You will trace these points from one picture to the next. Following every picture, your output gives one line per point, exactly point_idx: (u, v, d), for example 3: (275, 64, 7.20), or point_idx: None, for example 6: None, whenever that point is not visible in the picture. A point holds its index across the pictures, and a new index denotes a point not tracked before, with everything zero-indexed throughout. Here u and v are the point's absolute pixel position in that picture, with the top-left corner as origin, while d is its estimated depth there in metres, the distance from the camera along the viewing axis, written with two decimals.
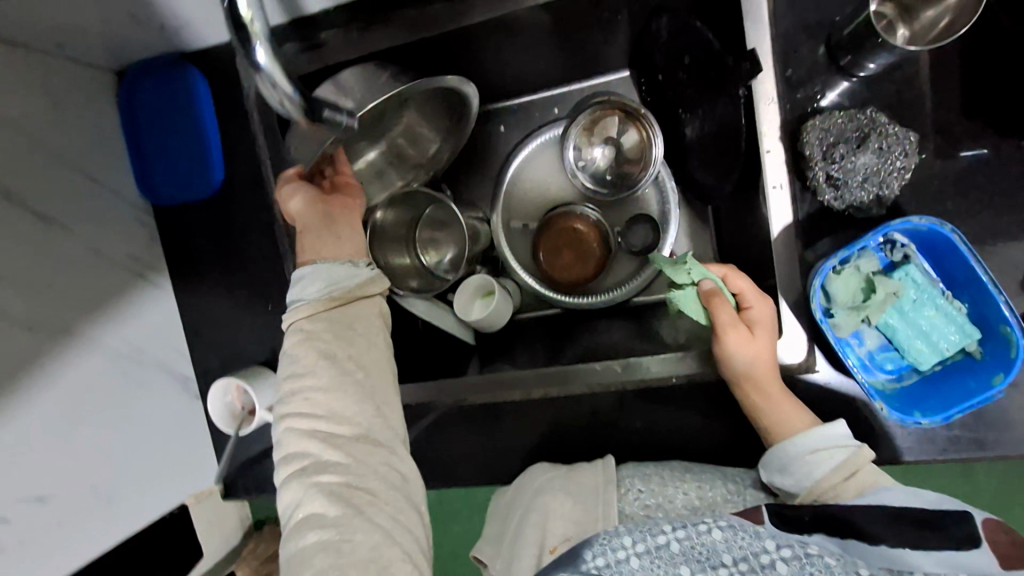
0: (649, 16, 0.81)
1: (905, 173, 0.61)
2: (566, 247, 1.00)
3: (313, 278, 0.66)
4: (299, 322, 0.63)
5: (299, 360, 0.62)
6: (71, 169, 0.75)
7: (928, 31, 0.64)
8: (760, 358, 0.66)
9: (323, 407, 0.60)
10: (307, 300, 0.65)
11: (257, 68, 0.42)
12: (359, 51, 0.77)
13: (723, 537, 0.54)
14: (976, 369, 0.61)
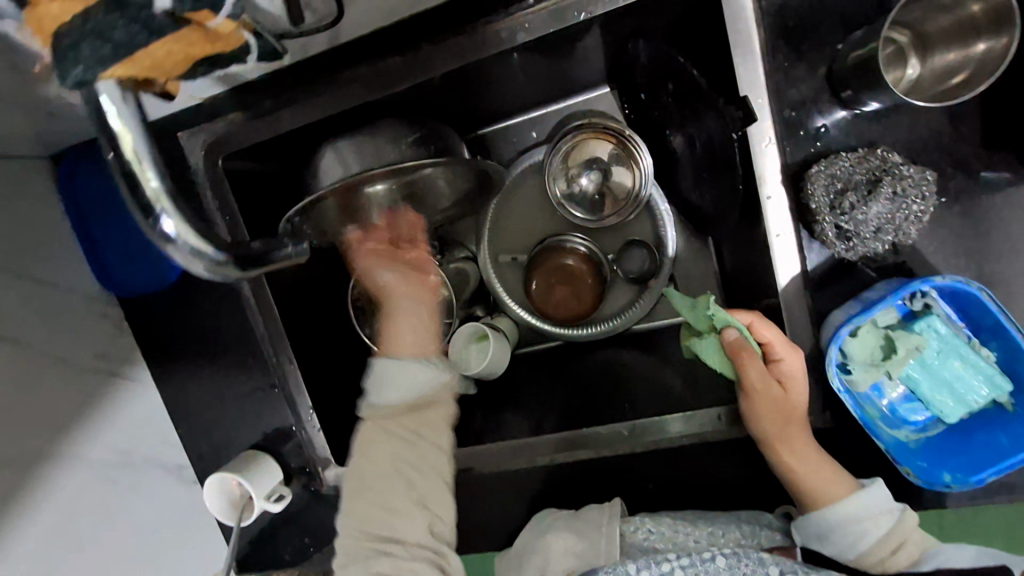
0: (625, 39, 0.69)
1: (922, 217, 0.56)
2: (558, 281, 0.92)
3: (389, 381, 0.68)
4: (370, 425, 0.67)
5: (371, 452, 0.66)
6: (18, 280, 0.69)
7: (940, 83, 0.57)
8: (790, 414, 0.61)
9: (386, 511, 0.63)
10: (382, 402, 0.68)
11: (168, 239, 0.35)
12: (310, 116, 0.70)
13: (726, 564, 0.58)
14: (1007, 423, 0.57)
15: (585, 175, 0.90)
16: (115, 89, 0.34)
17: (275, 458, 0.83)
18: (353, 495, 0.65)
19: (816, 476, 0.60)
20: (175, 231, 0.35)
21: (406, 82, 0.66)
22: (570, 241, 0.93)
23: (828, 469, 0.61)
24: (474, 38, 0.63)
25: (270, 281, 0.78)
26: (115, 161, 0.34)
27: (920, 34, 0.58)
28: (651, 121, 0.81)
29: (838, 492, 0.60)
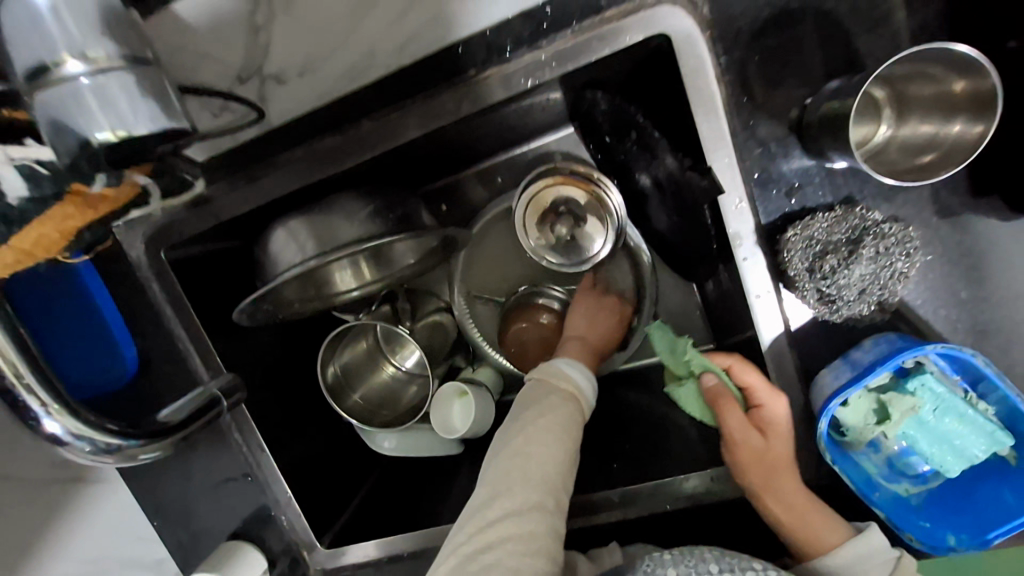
0: (581, 88, 0.64)
1: (908, 274, 0.52)
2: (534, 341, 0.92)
3: (572, 366, 0.71)
4: (546, 382, 0.69)
5: (536, 420, 0.63)
6: None
7: (907, 157, 0.52)
8: (778, 462, 0.57)
9: (528, 459, 0.60)
10: (568, 375, 0.69)
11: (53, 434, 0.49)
12: (250, 199, 0.65)
13: None
14: (1011, 479, 0.54)
15: (564, 227, 0.85)
16: None
17: (256, 544, 0.78)
18: (508, 465, 0.61)
19: (807, 527, 0.55)
20: (60, 428, 0.50)
21: (344, 162, 0.61)
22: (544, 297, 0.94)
23: (823, 519, 0.55)
24: (413, 113, 0.58)
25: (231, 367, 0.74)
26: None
27: (898, 93, 0.52)
28: (618, 166, 0.77)
29: (835, 542, 0.54)
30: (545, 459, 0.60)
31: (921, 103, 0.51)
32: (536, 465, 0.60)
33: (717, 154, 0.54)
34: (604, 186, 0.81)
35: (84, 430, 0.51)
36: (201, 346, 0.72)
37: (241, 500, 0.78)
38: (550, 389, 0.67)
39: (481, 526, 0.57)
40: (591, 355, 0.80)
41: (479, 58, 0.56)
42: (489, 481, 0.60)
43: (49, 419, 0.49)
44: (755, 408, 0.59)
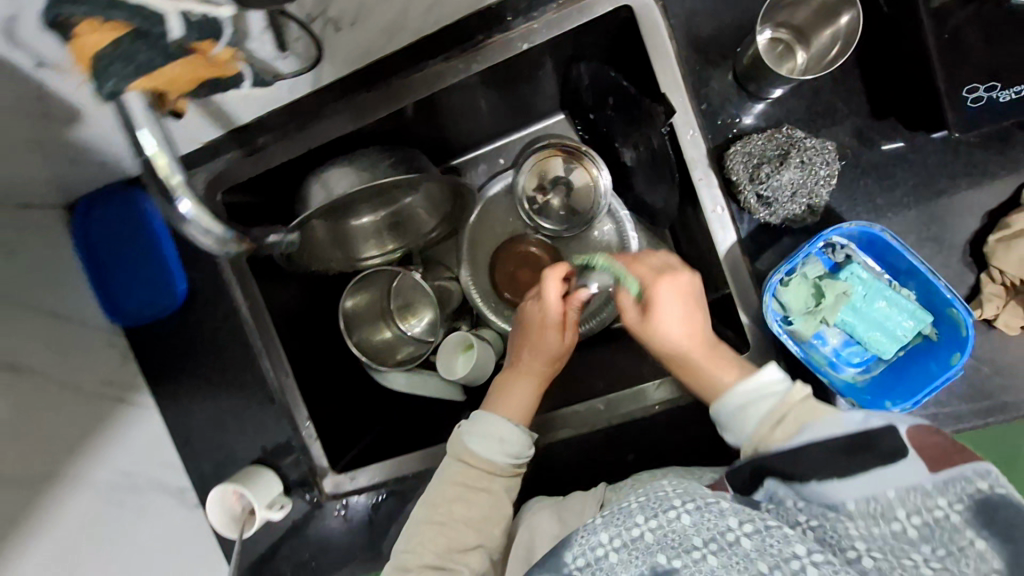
0: (567, 65, 0.80)
1: (830, 180, 0.65)
2: (520, 272, 1.00)
3: (475, 431, 0.73)
4: (456, 460, 0.73)
5: (438, 508, 0.72)
6: (36, 313, 0.76)
7: (824, 55, 0.67)
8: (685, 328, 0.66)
9: (434, 533, 0.71)
10: (477, 448, 0.72)
11: (182, 217, 0.43)
12: (300, 147, 0.79)
13: (690, 521, 0.52)
14: (935, 351, 0.63)
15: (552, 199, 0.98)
16: (137, 98, 0.42)
17: (274, 471, 0.86)
18: (416, 536, 0.71)
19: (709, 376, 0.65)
20: (190, 211, 0.43)
21: (376, 113, 0.77)
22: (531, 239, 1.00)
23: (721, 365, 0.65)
24: (432, 72, 0.74)
25: (267, 301, 0.87)
26: (141, 155, 0.43)
27: (799, 33, 0.68)
28: (601, 138, 0.91)
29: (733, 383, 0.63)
30: (453, 533, 0.71)
31: (817, 27, 0.67)
32: (447, 541, 0.70)
33: (672, 90, 0.67)
34: (594, 160, 0.93)
35: (210, 221, 0.44)
36: (240, 280, 0.86)
37: (271, 427, 0.88)
38: (454, 463, 0.73)
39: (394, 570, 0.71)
40: (530, 396, 0.77)
41: (485, 25, 0.72)
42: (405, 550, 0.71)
43: (182, 200, 0.43)
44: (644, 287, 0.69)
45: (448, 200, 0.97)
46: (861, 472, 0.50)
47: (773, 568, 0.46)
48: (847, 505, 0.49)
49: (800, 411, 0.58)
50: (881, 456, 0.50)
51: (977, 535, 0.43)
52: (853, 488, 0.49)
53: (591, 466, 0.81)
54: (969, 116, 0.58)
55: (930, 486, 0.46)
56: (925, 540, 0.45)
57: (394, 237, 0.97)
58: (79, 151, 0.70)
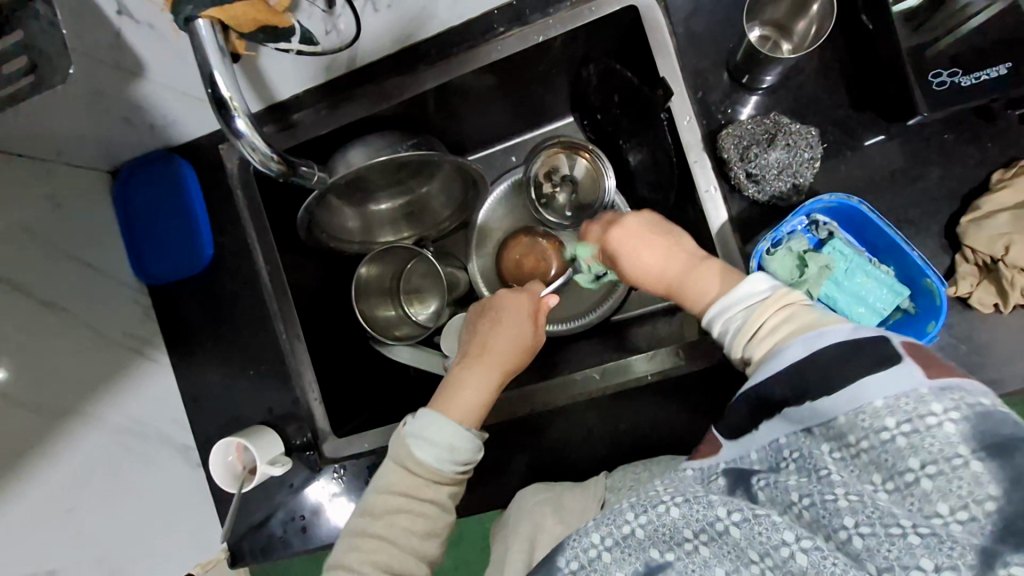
0: (579, 66, 0.89)
1: (814, 162, 0.71)
2: (526, 259, 1.05)
3: (424, 438, 0.68)
4: (394, 471, 0.68)
5: (381, 521, 0.67)
6: (72, 260, 0.81)
7: (806, 37, 0.76)
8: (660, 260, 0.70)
9: (374, 546, 0.66)
10: (421, 458, 0.67)
11: (239, 135, 0.53)
12: (332, 124, 0.86)
13: (680, 513, 0.52)
14: (913, 322, 0.67)
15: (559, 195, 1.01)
16: (210, 28, 0.52)
17: (278, 432, 0.89)
18: (361, 542, 0.67)
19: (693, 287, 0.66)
20: (245, 130, 0.53)
21: (402, 93, 0.85)
22: (541, 230, 1.06)
23: (699, 277, 0.66)
24: (456, 58, 0.83)
25: (285, 269, 0.91)
26: (210, 93, 0.52)
27: (780, 29, 0.77)
28: (606, 136, 0.98)
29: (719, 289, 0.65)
30: (396, 551, 0.66)
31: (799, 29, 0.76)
32: (393, 558, 0.66)
33: (671, 78, 0.75)
34: (598, 155, 0.98)
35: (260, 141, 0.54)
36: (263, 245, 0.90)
37: (279, 389, 0.92)
38: (388, 481, 0.68)
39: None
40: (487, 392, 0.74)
41: (507, 20, 0.81)
42: (349, 550, 0.67)
43: (237, 119, 0.52)
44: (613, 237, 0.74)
45: (462, 186, 1.02)
46: (855, 378, 0.49)
47: (763, 556, 0.47)
48: (838, 419, 0.49)
49: (780, 317, 0.57)
50: (871, 362, 0.49)
51: (971, 455, 0.42)
52: (841, 403, 0.49)
53: (588, 442, 0.85)
54: (936, 96, 0.67)
55: (926, 392, 0.45)
56: (917, 451, 0.44)
57: (411, 225, 1.04)
58: (134, 111, 0.78)
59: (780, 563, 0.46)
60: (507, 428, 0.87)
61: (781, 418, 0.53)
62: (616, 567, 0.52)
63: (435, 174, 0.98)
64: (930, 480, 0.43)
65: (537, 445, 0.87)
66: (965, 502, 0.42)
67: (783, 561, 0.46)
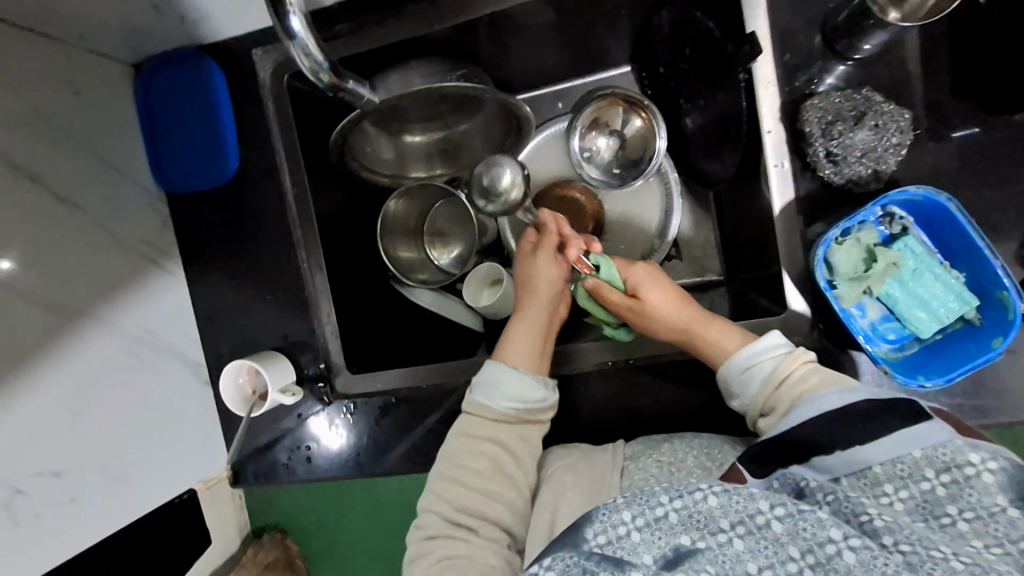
0: (651, 10, 0.82)
1: (901, 148, 0.66)
2: (561, 215, 0.99)
3: (484, 387, 0.75)
4: (472, 421, 0.74)
5: (455, 463, 0.73)
6: (89, 155, 0.77)
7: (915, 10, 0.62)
8: (674, 315, 0.73)
9: (446, 500, 0.71)
10: (493, 409, 0.73)
11: (292, 35, 0.47)
12: (373, 41, 0.79)
13: (719, 503, 0.49)
14: (976, 335, 0.63)
15: (468, 195, 0.93)
16: None
17: (291, 360, 0.87)
18: (438, 487, 0.72)
19: (706, 344, 0.71)
20: (298, 30, 0.47)
21: (454, 19, 0.78)
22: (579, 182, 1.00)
23: (718, 329, 0.71)
24: None
25: (311, 192, 0.86)
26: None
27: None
28: (665, 92, 0.89)
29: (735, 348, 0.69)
30: (470, 497, 0.70)
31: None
32: (475, 502, 0.70)
33: (757, 32, 0.68)
34: (654, 114, 0.91)
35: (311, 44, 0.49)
36: (291, 165, 0.85)
37: (294, 317, 0.89)
38: (466, 435, 0.74)
39: (423, 535, 0.70)
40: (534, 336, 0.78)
41: None
42: (429, 495, 0.72)
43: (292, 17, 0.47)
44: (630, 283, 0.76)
45: (502, 126, 0.95)
46: (888, 432, 0.51)
47: (805, 553, 0.44)
48: (873, 467, 0.50)
49: (799, 381, 0.63)
50: (904, 416, 0.52)
51: (1009, 503, 0.43)
52: (879, 451, 0.50)
53: (605, 410, 0.84)
54: None
55: (961, 441, 0.47)
56: (954, 500, 0.45)
57: (444, 163, 0.97)
58: None
59: (823, 560, 0.43)
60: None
61: (808, 465, 0.53)
62: (645, 549, 0.49)
63: (478, 109, 0.91)
64: (967, 523, 0.43)
65: (553, 407, 0.85)
66: (1001, 540, 0.41)
67: (828, 559, 0.43)
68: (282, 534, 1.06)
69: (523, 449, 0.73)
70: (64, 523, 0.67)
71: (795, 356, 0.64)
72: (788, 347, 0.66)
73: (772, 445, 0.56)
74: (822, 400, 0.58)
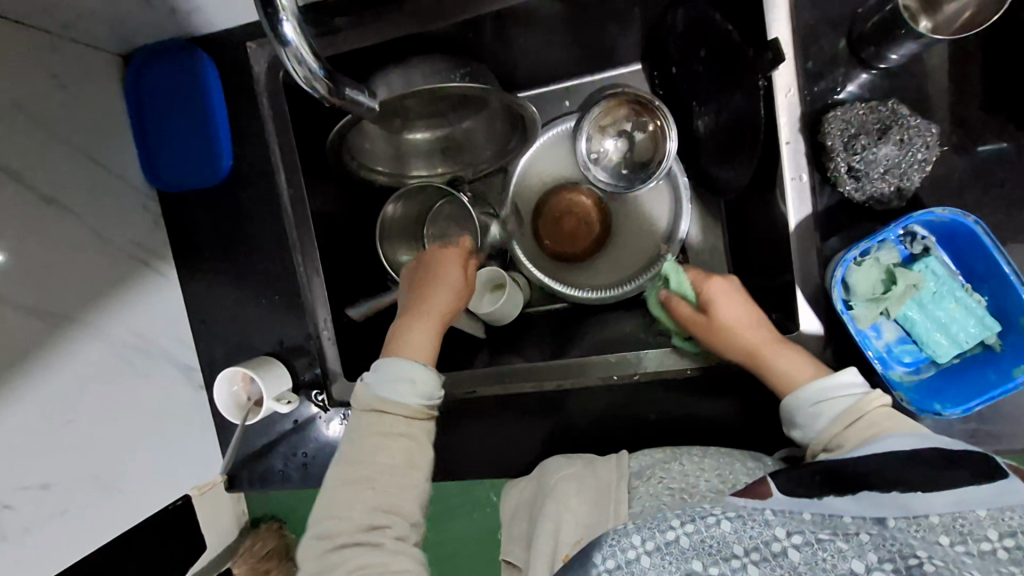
0: (665, 7, 0.78)
1: (925, 165, 0.63)
2: (566, 218, 0.98)
3: (381, 375, 0.67)
4: (369, 413, 0.66)
5: (355, 459, 0.64)
6: (76, 153, 0.73)
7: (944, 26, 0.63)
8: (749, 336, 0.68)
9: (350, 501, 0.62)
10: (393, 400, 0.65)
11: (285, 43, 0.45)
12: (375, 37, 0.76)
13: (732, 527, 0.50)
14: (996, 362, 0.61)
15: (388, 202, 0.91)
16: None
17: (288, 366, 0.85)
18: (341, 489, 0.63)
19: (778, 373, 0.67)
20: (292, 38, 0.45)
21: (461, 13, 0.74)
22: (586, 184, 0.98)
23: (792, 358, 0.67)
24: None
25: (309, 193, 0.83)
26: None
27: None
28: (677, 94, 0.86)
29: (807, 377, 0.66)
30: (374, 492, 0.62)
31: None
32: (383, 498, 0.62)
33: (779, 37, 0.65)
34: (664, 116, 0.88)
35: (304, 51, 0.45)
36: (287, 164, 0.82)
37: (290, 321, 0.87)
38: (361, 425, 0.65)
39: (326, 547, 0.60)
40: (429, 333, 0.73)
41: None
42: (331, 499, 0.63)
43: (285, 24, 0.44)
44: (705, 296, 0.72)
45: (506, 124, 0.91)
46: (957, 485, 0.50)
47: None
48: (931, 517, 0.48)
49: (871, 423, 0.60)
50: (973, 472, 0.51)
51: None
52: (941, 501, 0.49)
53: (609, 423, 0.82)
54: None
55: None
56: (1019, 564, 0.44)
57: (445, 163, 0.94)
58: None
59: None
60: (525, 399, 0.84)
61: (852, 500, 0.52)
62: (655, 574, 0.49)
63: (482, 108, 0.88)
64: None
65: (555, 418, 0.83)
66: None
67: None
68: (278, 524, 1.03)
69: (422, 444, 0.66)
70: (54, 534, 0.65)
71: (871, 397, 0.61)
72: (862, 389, 0.63)
73: (814, 470, 0.56)
74: (894, 442, 0.57)
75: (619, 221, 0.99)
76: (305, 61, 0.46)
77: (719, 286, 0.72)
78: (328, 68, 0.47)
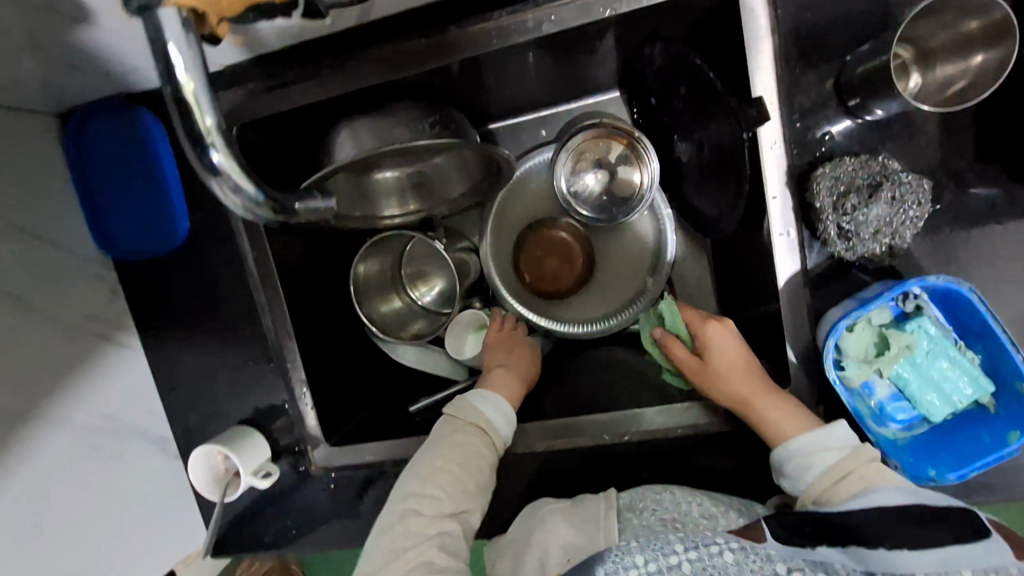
0: (642, 41, 0.73)
1: (918, 222, 0.61)
2: (547, 257, 0.94)
3: (487, 402, 0.75)
4: (465, 424, 0.72)
5: (448, 455, 0.69)
6: (17, 232, 0.68)
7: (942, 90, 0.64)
8: (736, 379, 0.68)
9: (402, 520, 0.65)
10: (489, 418, 0.73)
11: (213, 168, 0.42)
12: (334, 91, 0.70)
13: (734, 560, 0.52)
14: (990, 423, 0.60)
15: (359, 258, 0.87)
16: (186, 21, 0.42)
17: (265, 433, 0.82)
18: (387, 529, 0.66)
19: (765, 422, 0.65)
20: (220, 162, 0.42)
21: (421, 64, 0.68)
22: (566, 220, 0.95)
23: (781, 408, 0.64)
24: (494, 27, 0.66)
25: (275, 254, 0.78)
26: (183, 122, 0.42)
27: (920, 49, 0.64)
28: (658, 127, 0.82)
29: (797, 430, 0.63)
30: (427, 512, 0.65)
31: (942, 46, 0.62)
32: (431, 515, 0.65)
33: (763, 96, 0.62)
34: (643, 145, 0.84)
35: (238, 173, 0.43)
36: (248, 226, 0.77)
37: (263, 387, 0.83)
38: (451, 433, 0.71)
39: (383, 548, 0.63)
40: (517, 383, 0.81)
41: None
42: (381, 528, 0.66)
43: (215, 152, 0.42)
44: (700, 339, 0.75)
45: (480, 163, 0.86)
46: (941, 544, 0.49)
47: None
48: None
49: (860, 476, 0.58)
50: (963, 530, 0.50)
51: None
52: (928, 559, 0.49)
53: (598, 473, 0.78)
54: None
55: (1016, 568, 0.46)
56: None
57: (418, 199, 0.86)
58: (85, 55, 0.62)
59: None
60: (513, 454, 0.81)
61: (845, 552, 0.51)
62: None
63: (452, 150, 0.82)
64: None
65: None
66: None
67: None
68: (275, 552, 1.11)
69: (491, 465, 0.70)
70: None
71: (859, 452, 0.59)
72: (852, 443, 0.61)
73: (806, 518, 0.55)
74: (881, 497, 0.55)
75: (603, 253, 0.96)
76: (239, 187, 0.43)
77: (712, 328, 0.74)
78: (268, 191, 0.44)
